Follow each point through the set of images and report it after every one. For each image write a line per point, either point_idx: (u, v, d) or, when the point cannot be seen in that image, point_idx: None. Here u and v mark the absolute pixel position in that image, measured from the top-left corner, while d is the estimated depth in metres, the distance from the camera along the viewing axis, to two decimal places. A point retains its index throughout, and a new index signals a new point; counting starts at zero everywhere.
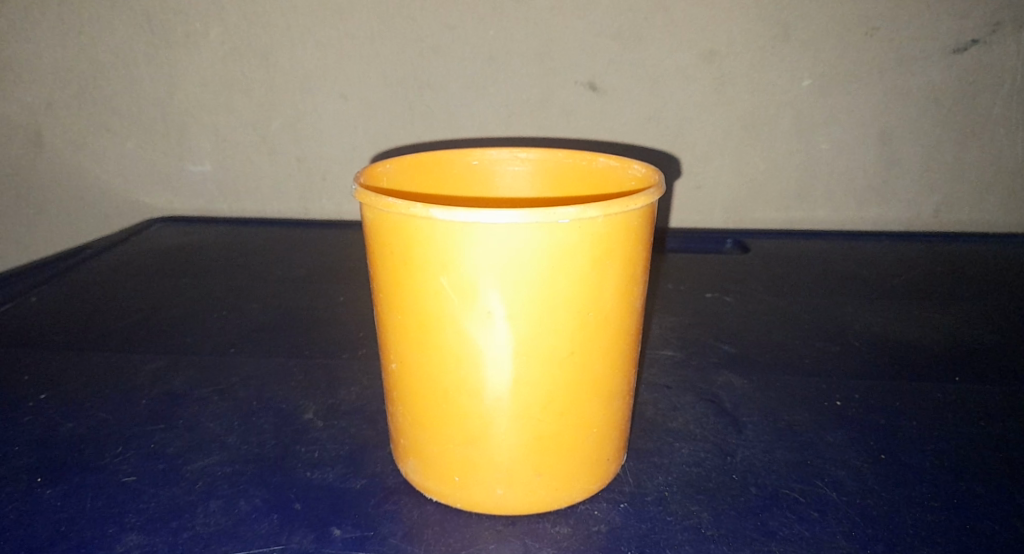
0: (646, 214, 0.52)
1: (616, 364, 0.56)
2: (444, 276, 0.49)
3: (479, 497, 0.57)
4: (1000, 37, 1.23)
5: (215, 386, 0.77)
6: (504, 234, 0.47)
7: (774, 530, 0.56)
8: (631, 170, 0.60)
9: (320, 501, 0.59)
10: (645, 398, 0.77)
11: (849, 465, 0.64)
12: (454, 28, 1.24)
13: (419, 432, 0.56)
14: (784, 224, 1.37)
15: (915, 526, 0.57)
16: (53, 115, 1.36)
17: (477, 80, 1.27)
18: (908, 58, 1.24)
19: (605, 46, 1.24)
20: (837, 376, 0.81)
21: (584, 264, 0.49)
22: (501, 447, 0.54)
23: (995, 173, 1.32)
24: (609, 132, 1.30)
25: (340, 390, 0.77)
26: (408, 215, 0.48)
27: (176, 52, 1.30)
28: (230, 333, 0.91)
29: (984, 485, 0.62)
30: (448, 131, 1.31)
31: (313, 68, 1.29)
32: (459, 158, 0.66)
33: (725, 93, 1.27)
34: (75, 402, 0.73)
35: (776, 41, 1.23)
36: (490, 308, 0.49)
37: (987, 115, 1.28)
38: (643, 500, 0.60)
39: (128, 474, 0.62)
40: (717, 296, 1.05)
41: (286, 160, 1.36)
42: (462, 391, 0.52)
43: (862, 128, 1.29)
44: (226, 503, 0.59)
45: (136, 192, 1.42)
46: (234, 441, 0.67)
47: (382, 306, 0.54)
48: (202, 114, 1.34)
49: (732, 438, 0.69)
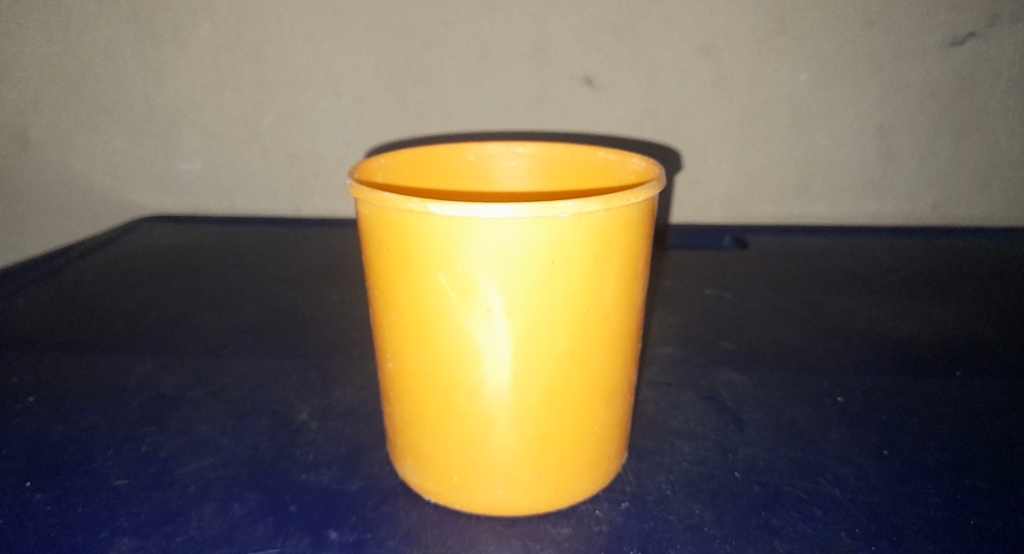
0: (646, 208, 0.51)
1: (615, 362, 0.54)
2: (441, 272, 0.48)
3: (478, 497, 0.56)
4: (996, 30, 1.23)
5: (207, 387, 0.76)
6: (503, 230, 0.45)
7: (778, 528, 0.55)
8: (631, 164, 0.59)
9: (317, 503, 0.58)
10: (645, 396, 0.76)
11: (854, 462, 0.63)
12: (449, 21, 1.23)
13: (418, 431, 0.55)
14: (781, 220, 1.36)
15: (919, 521, 0.56)
16: (39, 113, 1.34)
17: (473, 76, 1.26)
18: (905, 52, 1.24)
19: (601, 41, 1.23)
20: (839, 373, 0.80)
21: (584, 260, 0.48)
22: (500, 447, 0.53)
23: (993, 167, 1.32)
24: (605, 128, 1.29)
25: (336, 391, 0.76)
26: (404, 209, 0.46)
27: (166, 49, 1.29)
28: (224, 333, 0.89)
29: (986, 481, 0.61)
30: (442, 127, 1.30)
31: (306, 64, 1.27)
32: (455, 153, 0.65)
33: (722, 88, 1.26)
34: (67, 403, 0.72)
35: (774, 35, 1.22)
36: (489, 305, 0.48)
37: (983, 108, 1.28)
38: (645, 500, 0.59)
39: (119, 478, 0.61)
40: (715, 293, 1.04)
41: (279, 159, 1.35)
42: (461, 388, 0.51)
43: (860, 122, 1.29)
44: (221, 505, 0.57)
45: (127, 192, 1.41)
46: (228, 443, 0.66)
47: (378, 304, 0.53)
48: (194, 111, 1.33)
49: (734, 436, 0.68)
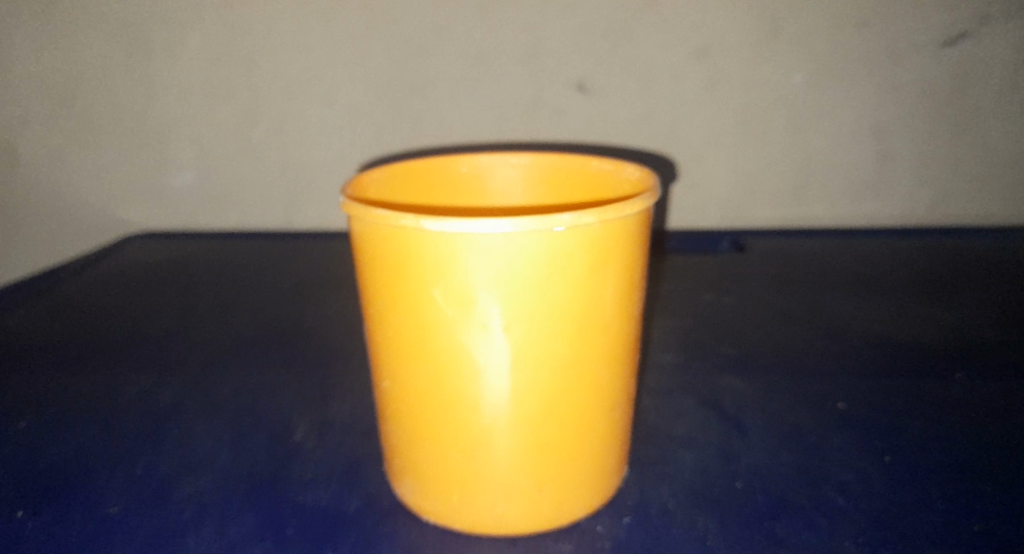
0: (643, 218, 0.50)
1: (615, 374, 0.53)
2: (437, 287, 0.47)
3: (478, 514, 0.55)
4: (988, 28, 1.22)
5: (203, 405, 0.75)
6: (498, 244, 0.45)
7: (783, 538, 0.55)
8: (625, 173, 0.58)
9: (315, 523, 0.57)
10: (645, 405, 0.75)
11: (857, 468, 0.63)
12: (440, 29, 1.22)
13: (416, 449, 0.54)
14: (778, 222, 1.35)
15: (925, 528, 0.55)
16: (30, 129, 1.33)
17: (465, 84, 1.26)
18: (898, 52, 1.23)
19: (593, 47, 1.22)
20: (840, 378, 0.79)
21: (582, 272, 0.47)
22: (500, 463, 0.52)
23: (989, 165, 1.31)
24: (599, 134, 1.28)
25: (332, 406, 0.75)
26: (398, 225, 0.46)
27: (156, 63, 1.28)
28: (219, 349, 0.89)
29: (992, 485, 0.60)
30: (435, 135, 1.29)
31: (298, 75, 1.27)
32: (448, 165, 0.64)
33: (716, 91, 1.25)
34: (61, 425, 0.71)
35: (767, 37, 1.22)
36: (486, 319, 0.47)
37: (978, 106, 1.28)
38: (646, 512, 0.58)
39: (114, 501, 0.60)
40: (714, 298, 1.03)
41: (272, 171, 1.34)
42: (459, 404, 0.50)
43: (855, 123, 1.28)
44: (218, 527, 0.57)
45: (119, 208, 1.39)
46: (224, 462, 0.65)
47: (373, 320, 0.52)
48: (185, 124, 1.32)
49: (736, 444, 0.67)
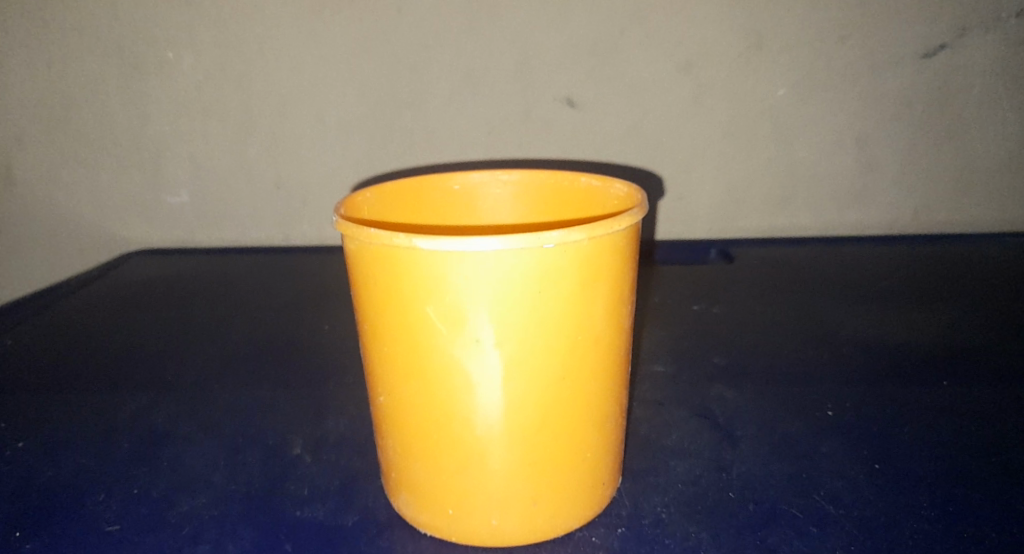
0: (631, 234, 0.51)
1: (606, 386, 0.55)
2: (430, 305, 0.48)
3: (474, 527, 0.55)
4: (967, 40, 1.25)
5: (199, 423, 0.76)
6: (490, 262, 0.46)
7: (774, 547, 0.55)
8: (614, 189, 0.59)
9: (312, 539, 0.57)
10: (638, 416, 0.76)
11: (846, 476, 0.64)
12: (430, 46, 1.24)
13: (412, 463, 0.55)
14: (766, 232, 1.37)
15: (913, 536, 0.56)
16: (22, 150, 1.34)
17: (456, 100, 1.27)
18: (880, 64, 1.26)
19: (581, 62, 1.24)
20: (828, 386, 0.80)
21: (572, 287, 0.48)
22: (495, 475, 0.53)
23: (971, 173, 1.34)
24: (588, 147, 1.30)
25: (328, 422, 0.76)
26: (391, 245, 0.47)
27: (148, 82, 1.29)
28: (213, 366, 0.89)
29: (977, 490, 0.61)
30: (427, 150, 1.31)
31: (289, 93, 1.28)
32: (440, 183, 0.66)
33: (703, 103, 1.27)
34: (57, 446, 0.72)
35: (751, 51, 1.24)
36: (479, 335, 0.48)
37: (959, 116, 1.30)
38: (640, 523, 0.59)
39: (111, 522, 0.60)
40: (704, 308, 1.05)
41: (265, 187, 1.35)
42: (453, 418, 0.51)
43: (839, 133, 1.30)
44: (216, 545, 0.57)
45: (111, 226, 1.40)
46: (220, 480, 0.66)
47: (368, 337, 0.53)
48: (178, 142, 1.33)
49: (727, 454, 0.68)
